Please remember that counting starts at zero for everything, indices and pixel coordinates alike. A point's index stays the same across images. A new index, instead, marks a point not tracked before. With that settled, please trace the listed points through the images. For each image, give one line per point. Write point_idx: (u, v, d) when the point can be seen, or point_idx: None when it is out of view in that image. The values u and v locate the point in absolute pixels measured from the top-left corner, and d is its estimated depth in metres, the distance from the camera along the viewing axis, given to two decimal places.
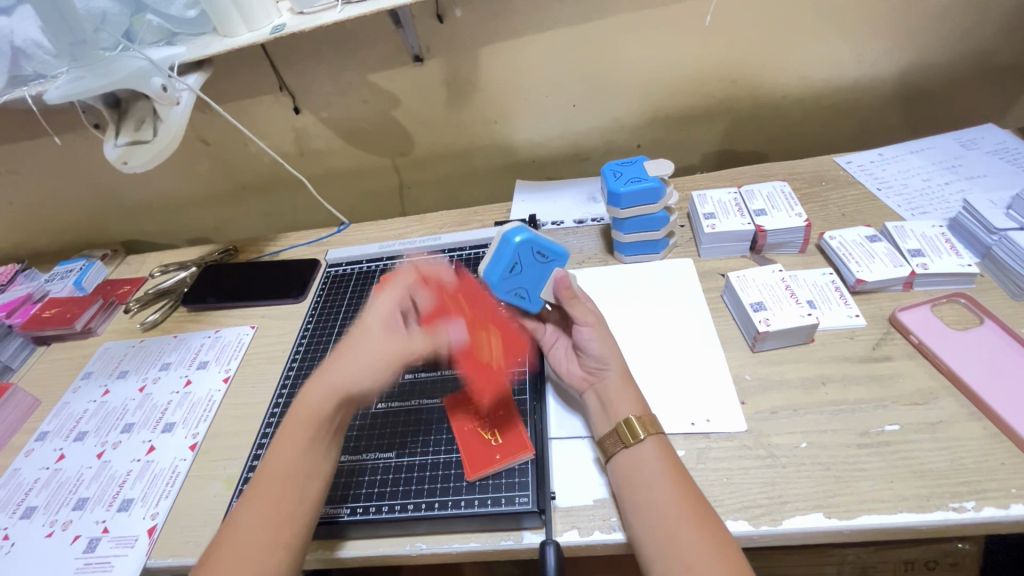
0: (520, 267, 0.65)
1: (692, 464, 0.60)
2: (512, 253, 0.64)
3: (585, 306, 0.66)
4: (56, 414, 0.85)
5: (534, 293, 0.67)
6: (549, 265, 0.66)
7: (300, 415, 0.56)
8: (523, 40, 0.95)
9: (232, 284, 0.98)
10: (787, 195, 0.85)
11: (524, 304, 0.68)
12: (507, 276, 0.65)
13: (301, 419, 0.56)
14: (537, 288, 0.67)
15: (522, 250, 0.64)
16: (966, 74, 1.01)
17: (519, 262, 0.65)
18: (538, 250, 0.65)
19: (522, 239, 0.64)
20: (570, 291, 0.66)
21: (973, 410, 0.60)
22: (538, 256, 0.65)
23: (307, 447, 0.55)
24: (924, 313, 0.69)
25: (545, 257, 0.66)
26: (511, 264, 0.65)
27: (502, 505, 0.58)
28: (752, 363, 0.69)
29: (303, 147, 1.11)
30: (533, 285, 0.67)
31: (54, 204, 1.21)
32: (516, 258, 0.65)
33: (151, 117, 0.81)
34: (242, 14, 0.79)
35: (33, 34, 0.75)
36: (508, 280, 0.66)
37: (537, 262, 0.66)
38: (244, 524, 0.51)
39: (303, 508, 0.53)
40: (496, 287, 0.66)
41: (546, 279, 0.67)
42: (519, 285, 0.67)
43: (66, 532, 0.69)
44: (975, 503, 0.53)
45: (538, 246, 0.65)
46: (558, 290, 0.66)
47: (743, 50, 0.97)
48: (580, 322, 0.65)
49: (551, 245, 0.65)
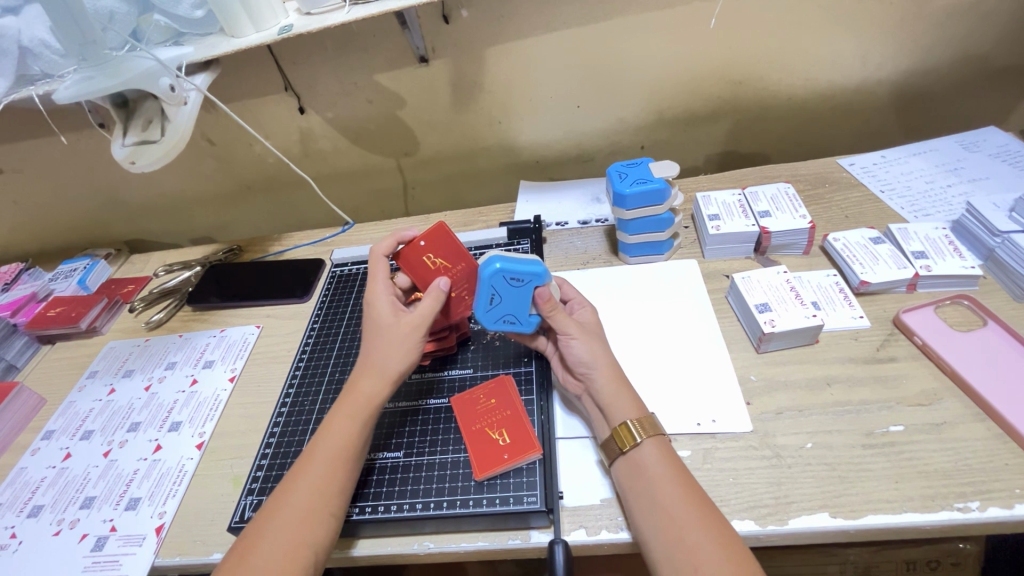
0: (499, 297, 0.65)
1: (698, 464, 0.61)
2: (487, 288, 0.65)
3: (565, 315, 0.65)
4: (61, 413, 0.85)
5: (523, 315, 0.67)
6: (528, 287, 0.65)
7: (317, 458, 0.58)
8: (528, 42, 0.95)
9: (237, 284, 0.99)
10: (791, 197, 0.85)
11: (518, 326, 0.68)
12: (491, 309, 0.66)
13: (318, 460, 0.58)
14: (525, 310, 0.66)
15: (495, 280, 0.64)
16: (969, 77, 1.01)
17: (497, 292, 0.65)
18: (511, 278, 0.64)
19: (495, 268, 0.64)
20: (550, 303, 0.64)
21: (976, 411, 0.61)
22: (513, 281, 0.64)
23: (326, 484, 0.57)
24: (928, 315, 0.70)
25: (519, 281, 0.64)
26: (489, 296, 0.65)
27: (510, 505, 0.58)
28: (758, 364, 0.69)
29: (308, 148, 1.11)
30: (519, 309, 0.66)
31: (58, 203, 1.20)
32: (493, 291, 0.65)
33: (159, 117, 0.81)
34: (249, 14, 0.79)
35: (41, 34, 0.75)
36: (493, 311, 0.66)
37: (516, 288, 0.65)
38: (260, 554, 0.52)
39: (320, 543, 0.54)
40: (484, 319, 0.67)
41: (530, 300, 0.66)
42: (507, 312, 0.66)
43: (74, 531, 0.69)
44: (980, 503, 0.53)
45: (510, 274, 0.64)
46: (539, 303, 0.65)
47: (747, 51, 0.97)
48: (564, 333, 0.65)
49: (524, 268, 0.64)
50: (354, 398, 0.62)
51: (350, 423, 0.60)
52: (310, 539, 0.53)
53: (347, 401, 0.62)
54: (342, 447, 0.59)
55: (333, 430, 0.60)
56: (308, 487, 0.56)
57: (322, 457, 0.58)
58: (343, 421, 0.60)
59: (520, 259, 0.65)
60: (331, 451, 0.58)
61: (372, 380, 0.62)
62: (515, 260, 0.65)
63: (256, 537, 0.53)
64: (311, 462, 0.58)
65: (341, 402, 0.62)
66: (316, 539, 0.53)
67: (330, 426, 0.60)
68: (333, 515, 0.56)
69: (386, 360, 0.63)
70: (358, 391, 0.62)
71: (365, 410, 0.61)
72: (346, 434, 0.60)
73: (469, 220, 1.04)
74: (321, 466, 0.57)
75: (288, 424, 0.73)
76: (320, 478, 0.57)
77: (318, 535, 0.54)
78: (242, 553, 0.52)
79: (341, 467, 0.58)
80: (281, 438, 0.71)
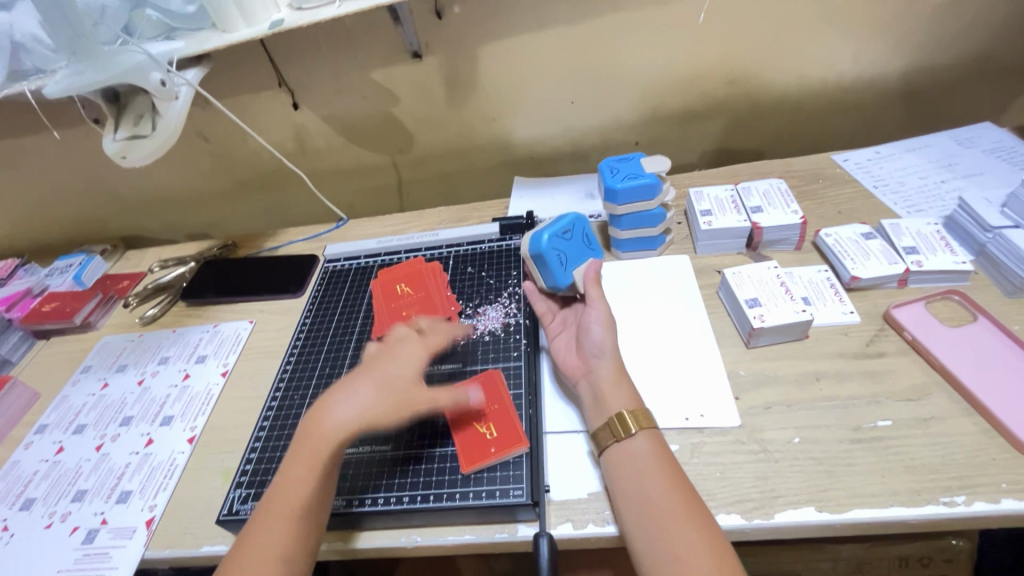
0: (569, 236, 0.75)
1: (686, 458, 0.61)
2: (568, 223, 0.75)
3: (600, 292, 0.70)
4: (55, 407, 0.85)
5: (569, 267, 0.73)
6: (588, 251, 0.76)
7: (300, 457, 0.56)
8: (521, 37, 0.95)
9: (231, 279, 0.99)
10: (783, 192, 0.85)
11: (557, 270, 0.72)
12: (559, 237, 0.73)
13: (301, 457, 0.56)
14: (575, 262, 0.73)
15: (577, 226, 0.76)
16: (966, 73, 1.01)
17: (571, 232, 0.75)
18: (585, 235, 0.76)
19: (581, 218, 0.77)
20: (596, 277, 0.72)
21: (965, 407, 0.60)
22: (586, 240, 0.76)
23: (306, 485, 0.55)
24: (918, 310, 0.70)
25: (590, 241, 0.77)
26: (564, 228, 0.74)
27: (497, 498, 0.58)
28: (747, 359, 0.69)
29: (303, 144, 1.12)
30: (572, 256, 0.74)
31: (55, 199, 1.21)
32: (570, 226, 0.75)
33: (150, 112, 0.81)
34: (240, 9, 0.79)
35: (32, 29, 0.76)
36: (557, 241, 0.73)
37: (585, 244, 0.76)
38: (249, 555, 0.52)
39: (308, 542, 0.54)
40: (545, 241, 0.72)
41: (581, 263, 0.74)
42: (562, 249, 0.73)
43: (65, 524, 0.69)
44: (966, 497, 0.53)
45: (586, 231, 0.77)
46: (591, 270, 0.72)
47: (742, 47, 0.97)
48: (592, 305, 0.69)
49: (595, 240, 0.77)
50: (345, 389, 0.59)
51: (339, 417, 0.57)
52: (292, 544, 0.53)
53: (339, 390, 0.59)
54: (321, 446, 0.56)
55: (322, 420, 0.57)
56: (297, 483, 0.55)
57: (306, 453, 0.56)
58: (327, 416, 0.58)
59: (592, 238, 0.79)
60: (313, 448, 0.56)
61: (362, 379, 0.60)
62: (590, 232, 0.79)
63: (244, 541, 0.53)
64: (296, 459, 0.56)
65: (325, 398, 0.59)
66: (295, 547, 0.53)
67: (313, 423, 0.58)
68: (314, 524, 0.55)
69: (364, 385, 0.59)
70: (340, 388, 0.60)
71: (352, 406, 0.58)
72: (329, 432, 0.57)
73: (463, 216, 1.04)
74: (303, 466, 0.56)
75: (278, 418, 0.73)
76: (302, 481, 0.55)
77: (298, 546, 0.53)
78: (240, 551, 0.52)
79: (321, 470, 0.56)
80: (270, 432, 0.72)
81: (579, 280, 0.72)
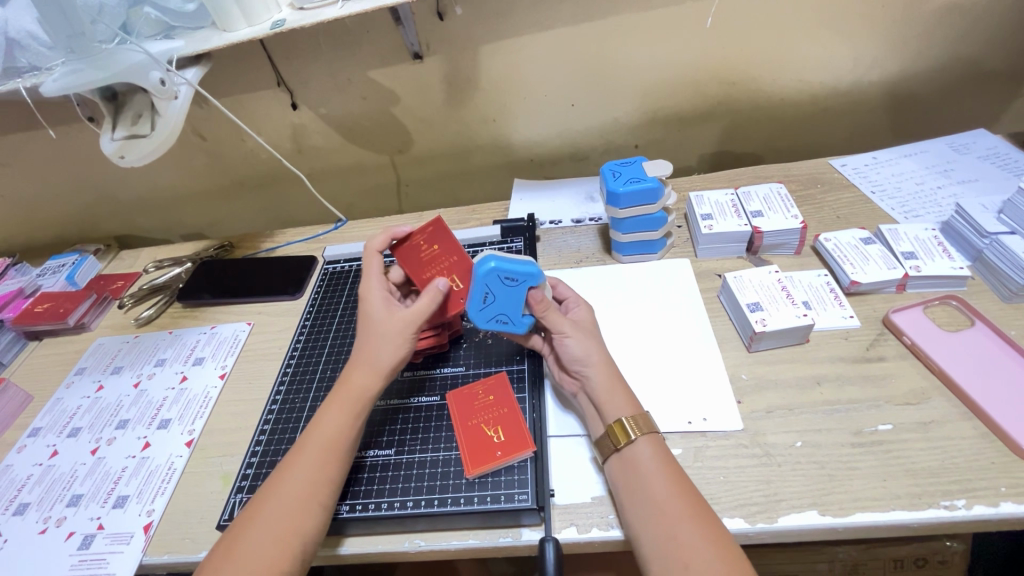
0: (492, 297, 0.66)
1: (689, 462, 0.61)
2: (480, 284, 0.65)
3: (559, 315, 0.65)
4: (48, 409, 0.84)
5: (517, 316, 0.67)
6: (521, 287, 0.65)
7: (307, 448, 0.58)
8: (523, 39, 0.95)
9: (228, 280, 0.98)
10: (783, 197, 0.85)
11: (512, 328, 0.68)
12: (484, 306, 0.67)
13: (309, 450, 0.58)
14: (518, 310, 0.67)
15: (489, 279, 0.65)
16: (960, 80, 1.02)
17: (490, 291, 0.66)
18: (505, 277, 0.65)
19: (490, 266, 0.65)
20: (543, 303, 0.65)
21: (964, 411, 0.61)
22: (508, 281, 0.65)
23: (317, 473, 0.57)
24: (917, 315, 0.70)
25: (513, 280, 0.65)
26: (482, 295, 0.66)
27: (502, 503, 0.58)
28: (749, 363, 0.70)
29: (301, 144, 1.11)
30: (513, 309, 0.67)
31: (47, 198, 1.19)
32: (486, 289, 0.66)
33: (149, 111, 0.80)
34: (242, 9, 0.78)
35: (28, 25, 0.74)
36: (487, 309, 0.67)
37: (510, 287, 0.65)
38: (245, 545, 0.52)
39: (309, 534, 0.54)
40: (477, 317, 0.68)
41: (524, 301, 0.66)
42: (499, 311, 0.67)
43: (60, 529, 0.68)
44: (966, 501, 0.54)
45: (503, 274, 0.65)
46: (531, 304, 0.65)
47: (741, 52, 0.97)
48: (560, 333, 0.64)
49: (518, 268, 0.65)
50: (346, 391, 0.62)
51: (343, 415, 0.60)
52: (300, 529, 0.53)
53: (341, 393, 0.62)
54: (331, 437, 0.59)
55: (325, 420, 0.60)
56: (300, 477, 0.56)
57: (314, 449, 0.58)
58: (334, 413, 0.61)
59: (516, 258, 0.66)
60: (322, 441, 0.59)
61: (366, 371, 0.62)
62: (509, 260, 0.65)
63: (239, 537, 0.53)
64: (303, 451, 0.58)
65: (333, 396, 0.62)
66: (302, 527, 0.54)
67: (321, 418, 0.61)
68: (322, 506, 0.56)
69: (378, 353, 0.63)
70: (351, 384, 0.62)
71: (358, 400, 0.61)
72: (338, 425, 0.60)
73: (463, 218, 1.03)
74: (311, 455, 0.58)
75: (278, 422, 0.73)
76: (311, 470, 0.57)
77: (308, 526, 0.54)
78: (226, 550, 0.52)
79: (331, 457, 0.58)
80: (271, 436, 0.71)
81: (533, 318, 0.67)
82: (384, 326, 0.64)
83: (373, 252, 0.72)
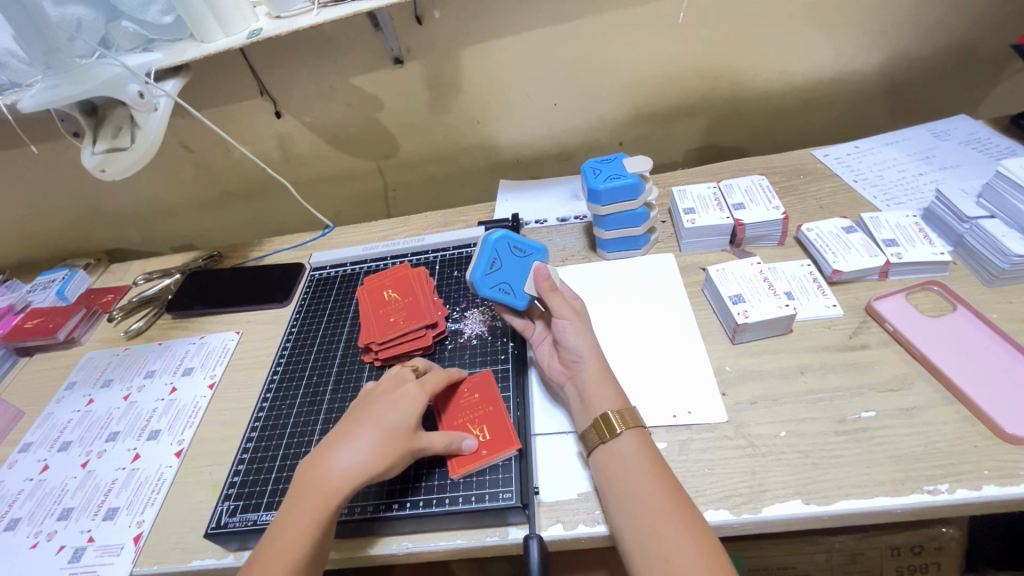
0: (499, 262, 0.70)
1: (674, 455, 0.61)
2: (490, 250, 0.70)
3: (563, 299, 0.66)
4: (39, 424, 0.84)
5: (519, 288, 0.70)
6: (528, 259, 0.72)
7: (307, 501, 0.54)
8: (502, 41, 0.95)
9: (216, 290, 0.98)
10: (765, 188, 0.86)
11: (510, 301, 0.70)
12: (490, 271, 0.69)
13: (308, 505, 0.53)
14: (520, 283, 0.70)
15: (500, 246, 0.70)
16: (941, 66, 1.02)
17: (499, 257, 0.70)
18: (515, 246, 0.72)
19: (499, 235, 0.71)
20: (549, 282, 0.67)
21: (946, 395, 0.61)
22: (516, 251, 0.72)
23: (317, 533, 0.53)
24: (899, 302, 0.71)
25: (523, 251, 0.72)
26: (491, 260, 0.70)
27: (486, 502, 0.58)
28: (733, 355, 0.70)
29: (286, 152, 1.11)
30: (516, 280, 0.70)
31: (36, 214, 1.20)
32: (495, 254, 0.70)
33: (128, 124, 0.80)
34: (218, 19, 0.79)
35: (6, 43, 0.75)
36: (492, 277, 0.69)
37: (518, 257, 0.72)
38: None
39: None
40: (481, 285, 0.69)
41: (528, 272, 0.71)
42: (503, 280, 0.69)
43: (51, 543, 0.68)
44: (949, 485, 0.54)
45: (514, 242, 0.72)
46: (538, 280, 0.67)
47: (720, 46, 0.98)
48: (558, 315, 0.65)
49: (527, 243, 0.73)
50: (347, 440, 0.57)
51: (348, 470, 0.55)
52: None
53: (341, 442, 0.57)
54: (332, 491, 0.54)
55: (325, 472, 0.55)
56: (300, 535, 0.52)
57: (311, 504, 0.53)
58: (336, 464, 0.55)
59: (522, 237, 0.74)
60: (321, 497, 0.54)
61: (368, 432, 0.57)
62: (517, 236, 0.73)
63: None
64: (302, 504, 0.54)
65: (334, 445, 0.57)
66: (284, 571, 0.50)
67: (321, 469, 0.55)
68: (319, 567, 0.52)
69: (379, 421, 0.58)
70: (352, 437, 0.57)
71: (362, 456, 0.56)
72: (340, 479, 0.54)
73: (449, 220, 1.03)
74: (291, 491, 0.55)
75: (265, 430, 0.73)
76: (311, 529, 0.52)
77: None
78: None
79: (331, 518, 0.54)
80: (258, 443, 0.71)
81: (535, 293, 0.69)
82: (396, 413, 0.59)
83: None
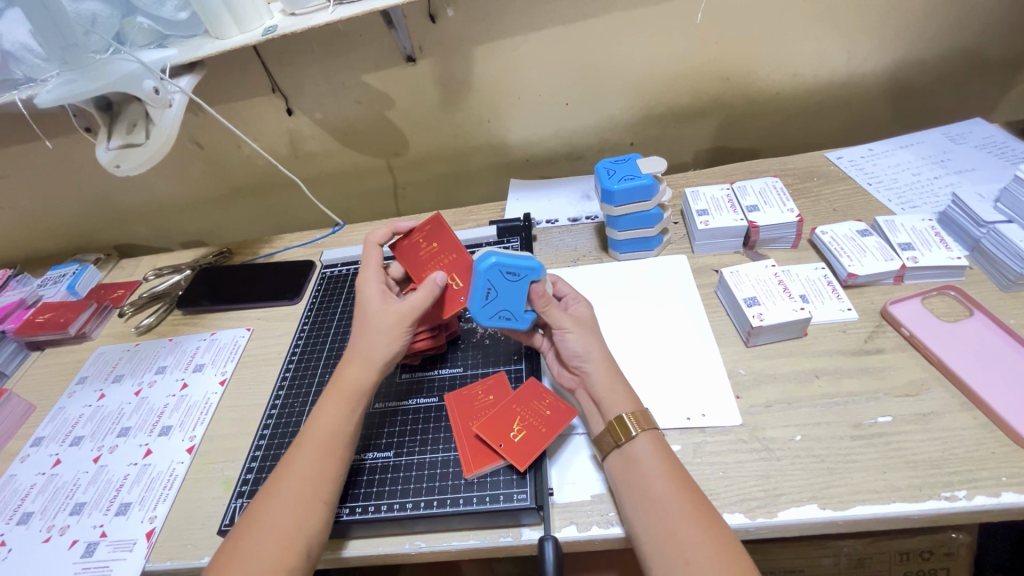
0: (494, 291, 0.65)
1: (688, 458, 0.61)
2: (481, 280, 0.65)
3: (559, 310, 0.65)
4: (51, 419, 0.84)
5: (519, 312, 0.66)
6: (524, 282, 0.65)
7: (306, 446, 0.58)
8: (515, 40, 0.95)
9: (227, 287, 0.98)
10: (779, 191, 0.85)
11: (514, 324, 0.67)
12: (485, 302, 0.66)
13: (308, 448, 0.58)
14: (521, 306, 0.66)
15: (491, 274, 0.65)
16: (956, 69, 1.02)
17: (493, 287, 0.65)
18: (507, 271, 0.65)
19: (490, 261, 0.64)
20: (544, 298, 0.65)
21: (963, 401, 0.61)
22: (509, 276, 0.65)
23: (316, 469, 0.57)
24: (915, 306, 0.70)
25: (516, 275, 0.65)
26: (484, 290, 0.65)
27: (501, 502, 0.58)
28: (747, 358, 0.70)
29: (297, 149, 1.11)
30: (516, 305, 0.66)
31: (48, 209, 1.20)
32: (488, 284, 0.65)
33: (143, 120, 0.80)
34: (233, 15, 0.79)
35: (21, 37, 0.74)
36: (488, 306, 0.66)
37: (512, 282, 0.65)
38: (250, 547, 0.52)
39: (313, 530, 0.54)
40: (479, 316, 0.67)
41: (526, 296, 0.65)
42: (502, 307, 0.66)
43: (64, 537, 0.69)
44: (966, 492, 0.54)
45: (505, 267, 0.64)
46: (531, 299, 0.65)
47: (734, 47, 0.97)
48: (560, 328, 0.65)
49: (520, 263, 0.65)
50: (341, 386, 0.62)
51: (340, 410, 0.60)
52: (303, 525, 0.53)
53: (336, 389, 0.62)
54: (330, 433, 0.59)
55: (322, 418, 0.60)
56: (300, 473, 0.56)
57: (312, 444, 0.59)
58: (331, 409, 0.61)
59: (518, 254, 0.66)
60: (320, 436, 0.59)
61: (359, 366, 0.63)
62: (510, 255, 0.65)
63: (242, 536, 0.53)
64: (303, 447, 0.59)
65: (328, 391, 0.62)
66: (310, 528, 0.54)
67: (319, 415, 0.61)
68: (326, 503, 0.56)
69: (371, 347, 0.63)
70: (345, 377, 0.62)
71: (352, 393, 0.61)
72: (336, 421, 0.60)
73: (460, 219, 1.03)
74: (313, 452, 0.58)
75: (278, 427, 0.73)
76: (310, 467, 0.57)
77: (311, 525, 0.54)
78: (234, 543, 0.53)
79: (331, 453, 0.58)
80: (271, 440, 0.71)
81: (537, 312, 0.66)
82: (378, 318, 0.64)
83: (374, 244, 0.73)
